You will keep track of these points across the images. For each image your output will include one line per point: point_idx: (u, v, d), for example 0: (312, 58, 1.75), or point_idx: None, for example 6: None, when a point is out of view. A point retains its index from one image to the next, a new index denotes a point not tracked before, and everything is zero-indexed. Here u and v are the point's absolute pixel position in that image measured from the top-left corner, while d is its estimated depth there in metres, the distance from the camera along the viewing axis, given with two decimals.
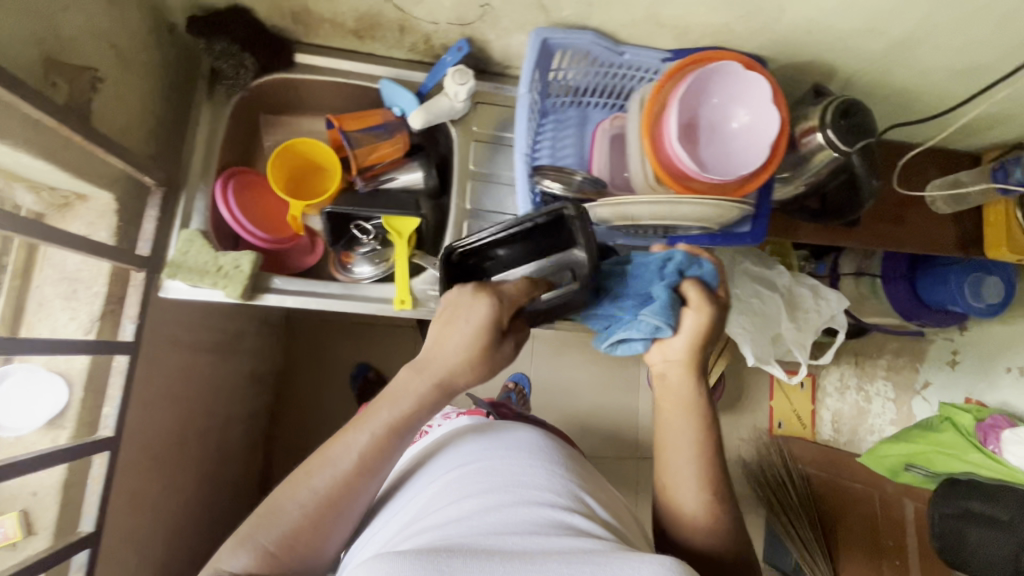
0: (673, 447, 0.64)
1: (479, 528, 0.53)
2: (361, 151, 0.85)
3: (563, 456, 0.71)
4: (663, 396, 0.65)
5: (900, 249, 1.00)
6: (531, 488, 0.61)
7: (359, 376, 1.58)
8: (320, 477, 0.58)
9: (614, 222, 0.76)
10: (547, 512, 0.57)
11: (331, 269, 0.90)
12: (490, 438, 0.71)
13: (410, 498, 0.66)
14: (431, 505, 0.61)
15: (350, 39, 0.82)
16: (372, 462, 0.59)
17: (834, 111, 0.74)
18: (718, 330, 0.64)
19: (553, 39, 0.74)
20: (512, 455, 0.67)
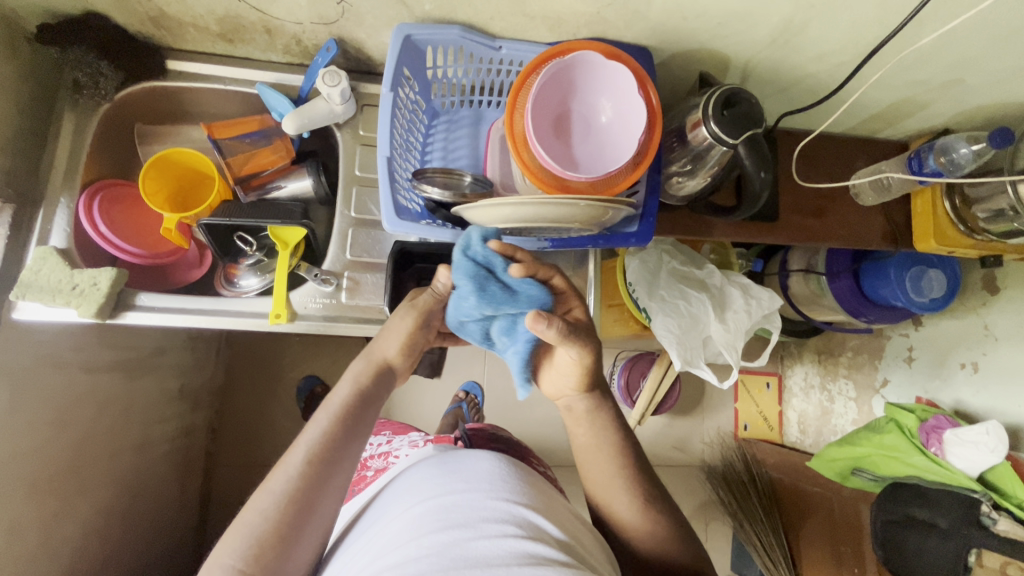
0: (599, 474, 0.71)
1: (438, 567, 0.54)
2: (234, 160, 0.84)
3: (521, 473, 0.71)
4: (574, 422, 0.71)
5: (824, 245, 0.95)
6: (493, 514, 0.61)
7: (304, 390, 1.54)
8: (275, 484, 0.58)
9: (490, 226, 0.71)
10: (517, 544, 0.57)
11: (216, 283, 0.86)
12: (449, 462, 0.71)
13: (372, 531, 0.66)
14: (393, 535, 0.62)
15: (220, 43, 0.79)
16: (327, 453, 0.60)
17: (716, 102, 0.70)
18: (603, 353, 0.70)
19: (417, 35, 0.71)
20: (471, 480, 0.67)
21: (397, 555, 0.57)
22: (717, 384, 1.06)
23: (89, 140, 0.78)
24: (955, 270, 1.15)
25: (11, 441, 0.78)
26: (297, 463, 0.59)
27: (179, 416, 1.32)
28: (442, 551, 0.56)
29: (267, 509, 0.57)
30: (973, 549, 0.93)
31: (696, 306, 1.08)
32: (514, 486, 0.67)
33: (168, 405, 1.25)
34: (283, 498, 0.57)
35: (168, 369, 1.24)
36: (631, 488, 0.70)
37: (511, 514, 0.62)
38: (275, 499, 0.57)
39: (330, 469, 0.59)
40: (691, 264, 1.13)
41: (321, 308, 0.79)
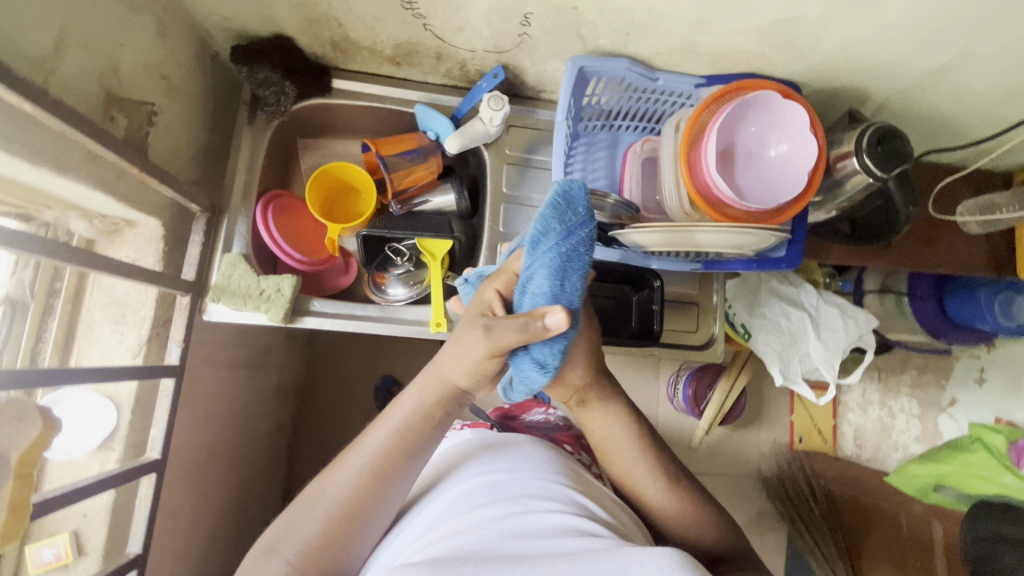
0: (620, 462, 0.74)
1: (490, 534, 0.57)
2: (396, 176, 0.87)
3: (569, 469, 0.75)
4: (589, 419, 0.75)
5: (930, 271, 1.00)
6: (543, 493, 0.64)
7: (383, 389, 1.58)
8: (335, 482, 0.65)
9: (653, 247, 0.76)
10: (559, 519, 0.59)
11: (365, 290, 0.90)
12: (505, 452, 0.75)
13: (427, 509, 0.69)
14: (447, 512, 0.65)
15: (386, 65, 0.84)
16: (386, 470, 0.65)
17: (870, 137, 0.74)
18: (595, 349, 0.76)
19: (589, 67, 0.76)
20: (523, 464, 0.71)
21: (454, 525, 0.61)
22: (814, 401, 1.10)
23: (263, 153, 0.83)
24: None
25: (177, 432, 0.83)
26: (357, 468, 0.64)
27: (275, 411, 1.37)
28: (491, 522, 0.59)
29: (328, 505, 0.63)
30: None
31: (796, 322, 1.12)
32: (565, 475, 0.71)
33: (268, 401, 1.31)
34: (341, 496, 0.63)
35: (272, 366, 1.29)
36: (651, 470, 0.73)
37: (557, 497, 0.64)
38: (335, 494, 0.64)
39: (386, 472, 0.65)
40: (788, 282, 1.15)
41: None
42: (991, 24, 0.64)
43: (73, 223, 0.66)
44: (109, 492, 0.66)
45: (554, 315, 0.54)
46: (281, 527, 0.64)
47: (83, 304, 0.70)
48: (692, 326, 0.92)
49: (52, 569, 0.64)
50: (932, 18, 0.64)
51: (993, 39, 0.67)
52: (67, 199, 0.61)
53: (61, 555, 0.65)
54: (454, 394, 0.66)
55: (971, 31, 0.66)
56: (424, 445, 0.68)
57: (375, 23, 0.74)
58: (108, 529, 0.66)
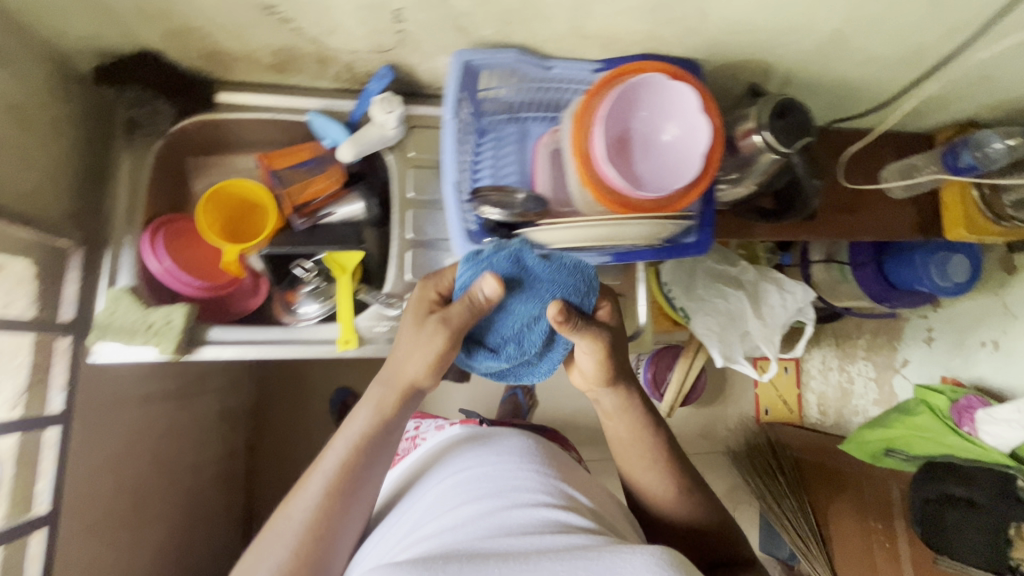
0: (631, 459, 0.78)
1: (479, 531, 0.61)
2: (292, 189, 0.84)
3: (548, 455, 0.79)
4: (606, 415, 0.78)
5: (857, 239, 0.99)
6: (525, 487, 0.68)
7: (338, 401, 1.55)
8: (299, 503, 0.64)
9: (556, 245, 0.73)
10: (542, 512, 0.64)
11: (275, 311, 0.87)
12: (484, 445, 0.79)
13: (413, 508, 0.72)
14: (429, 512, 0.69)
15: (270, 74, 0.79)
16: (361, 471, 0.66)
17: (770, 111, 0.72)
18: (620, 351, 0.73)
19: (475, 60, 0.72)
20: (504, 457, 0.74)
21: (443, 522, 0.64)
22: (758, 378, 1.10)
23: (147, 178, 0.79)
24: (976, 255, 1.17)
25: (87, 479, 0.79)
26: (320, 486, 0.64)
27: (222, 437, 1.33)
28: (474, 520, 0.62)
29: (294, 526, 0.62)
30: (1011, 525, 0.97)
31: (733, 302, 1.11)
32: (544, 464, 0.75)
33: (212, 427, 1.26)
34: (307, 514, 0.63)
35: (210, 392, 1.25)
36: (660, 469, 0.76)
37: (532, 490, 0.68)
38: (298, 514, 0.63)
39: (349, 487, 0.65)
40: (725, 261, 1.13)
41: (387, 330, 0.80)
42: None
43: None
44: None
45: (487, 283, 0.63)
46: (249, 555, 0.62)
47: None
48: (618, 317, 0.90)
49: None
50: None
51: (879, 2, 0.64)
52: None
53: None
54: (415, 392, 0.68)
55: None
56: (382, 450, 0.68)
57: (242, 31, 0.69)
58: None
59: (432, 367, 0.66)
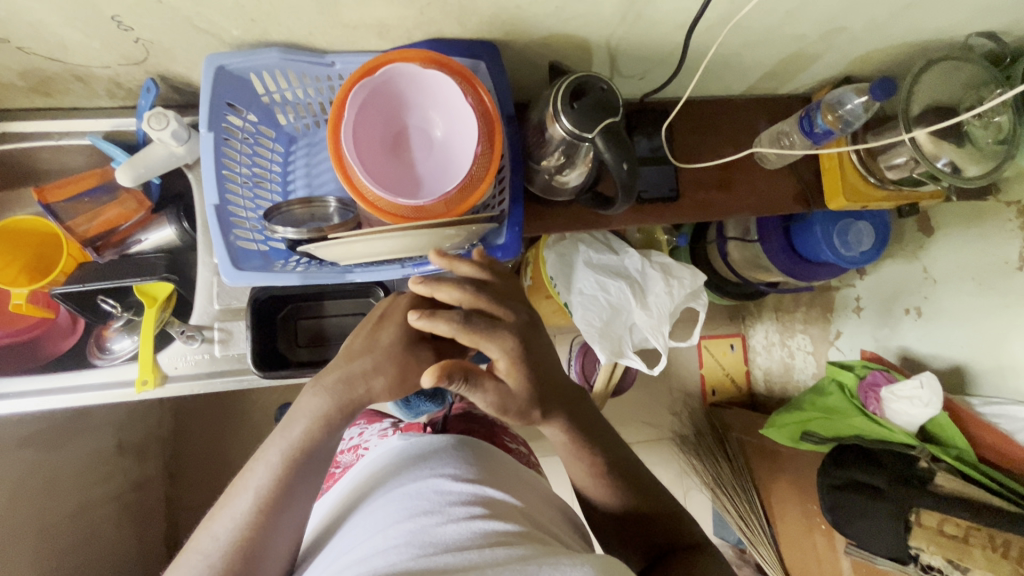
0: (577, 469, 0.68)
1: (408, 552, 0.54)
2: (77, 221, 0.76)
3: (483, 456, 0.72)
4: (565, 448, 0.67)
5: (732, 217, 0.91)
6: (458, 496, 0.61)
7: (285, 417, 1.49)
8: (221, 522, 0.56)
9: (348, 259, 0.66)
10: (480, 523, 0.57)
11: (90, 352, 0.80)
12: (415, 450, 0.71)
13: (344, 531, 0.64)
14: (360, 529, 0.61)
15: (36, 97, 0.72)
16: (283, 495, 0.57)
17: (564, 95, 0.64)
18: (537, 399, 0.60)
19: (231, 65, 0.65)
20: (438, 462, 0.67)
21: (368, 546, 0.57)
22: (646, 371, 1.04)
23: None
24: (884, 220, 1.10)
25: None
26: (247, 504, 0.56)
27: (121, 471, 1.29)
28: (413, 539, 0.56)
29: (215, 551, 0.54)
30: (911, 509, 0.90)
31: (618, 294, 1.03)
32: (478, 468, 0.68)
33: (104, 464, 1.22)
34: (230, 536, 0.55)
35: (95, 427, 1.20)
36: (582, 464, 0.67)
37: (482, 499, 0.62)
38: (218, 535, 0.55)
39: (281, 502, 0.57)
40: (607, 249, 1.07)
41: (193, 365, 0.74)
42: None
43: None
44: None
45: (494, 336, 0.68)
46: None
47: None
48: None
49: None
50: None
51: None
52: None
53: None
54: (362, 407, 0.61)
55: None
56: (325, 455, 0.61)
57: None
58: None
59: (393, 385, 0.63)
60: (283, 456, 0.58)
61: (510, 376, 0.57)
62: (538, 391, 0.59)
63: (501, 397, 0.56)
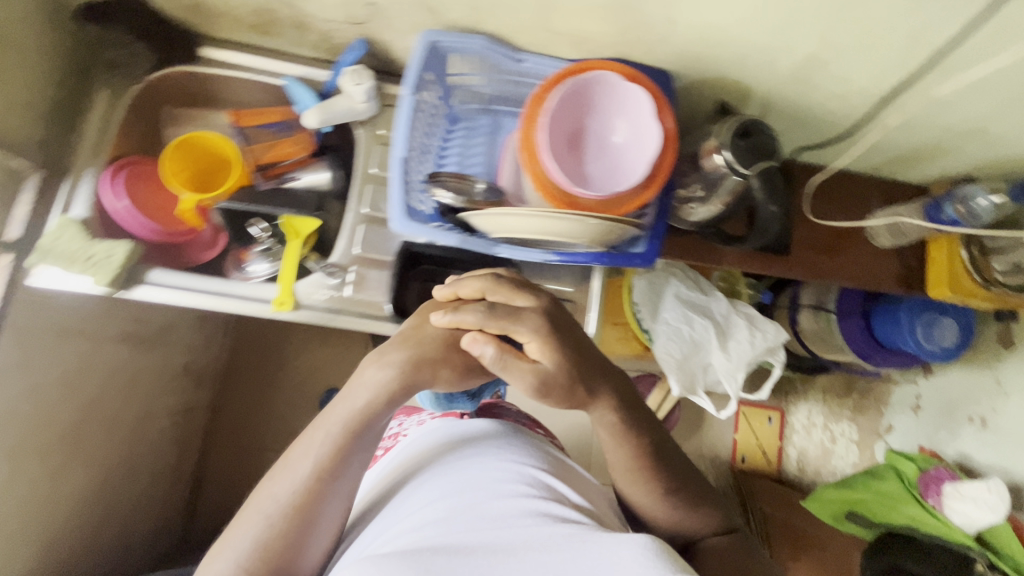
0: (622, 474, 0.70)
1: (458, 527, 0.57)
2: (258, 147, 0.86)
3: (523, 443, 0.75)
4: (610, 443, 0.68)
5: (835, 282, 0.94)
6: (505, 478, 0.64)
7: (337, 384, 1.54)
8: (282, 484, 0.61)
9: (495, 233, 0.71)
10: (525, 503, 0.60)
11: (227, 266, 0.87)
12: (461, 435, 0.75)
13: (392, 503, 0.67)
14: (409, 504, 0.64)
15: (253, 34, 0.81)
16: (336, 464, 0.62)
17: (732, 130, 0.70)
18: (579, 376, 0.64)
19: (442, 43, 0.72)
20: (483, 449, 0.71)
21: (418, 519, 0.60)
22: (714, 414, 1.06)
23: (119, 116, 0.81)
24: (968, 321, 1.11)
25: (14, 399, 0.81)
26: (306, 469, 0.61)
27: (180, 392, 1.34)
28: (461, 514, 0.59)
29: (278, 508, 0.60)
30: None
31: (699, 331, 1.07)
32: (523, 453, 0.71)
33: (170, 380, 1.28)
34: (291, 498, 0.60)
35: (174, 345, 1.27)
36: (629, 447, 0.68)
37: (532, 483, 0.65)
38: (281, 496, 0.60)
39: (338, 467, 0.62)
40: (697, 288, 1.11)
41: (325, 299, 0.80)
42: (845, 7, 0.59)
43: None
44: None
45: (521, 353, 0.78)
46: (228, 537, 0.60)
47: None
48: None
49: None
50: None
51: (851, 28, 0.62)
52: None
53: None
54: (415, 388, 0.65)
55: (823, 18, 0.61)
56: (379, 427, 0.65)
57: None
58: None
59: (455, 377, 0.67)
60: (339, 426, 0.63)
61: (546, 355, 0.63)
62: (581, 372, 0.64)
63: (538, 377, 0.62)
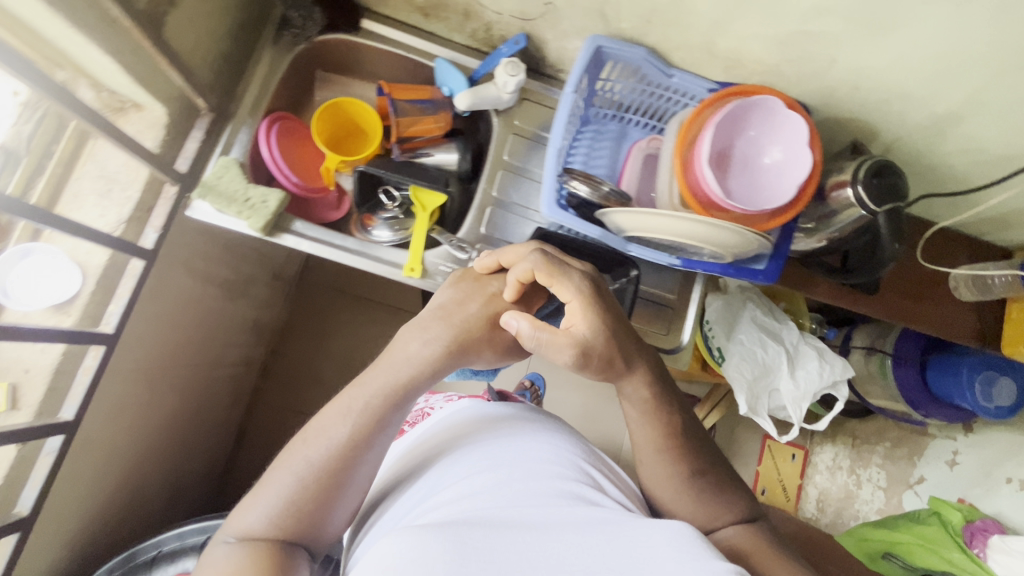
0: (643, 454, 0.73)
1: (489, 502, 0.55)
2: (404, 121, 0.88)
3: (553, 429, 0.73)
4: (636, 414, 0.72)
5: (917, 328, 0.99)
6: (533, 460, 0.63)
7: None
8: (315, 446, 0.61)
9: (631, 232, 0.75)
10: (555, 485, 0.58)
11: (351, 228, 0.91)
12: (492, 416, 0.73)
13: (422, 477, 0.65)
14: (439, 478, 0.63)
15: (416, 15, 0.86)
16: (372, 430, 0.62)
17: (867, 169, 0.74)
18: (613, 347, 0.68)
19: (607, 48, 0.77)
20: (512, 429, 0.69)
21: (450, 494, 0.58)
22: (776, 436, 1.10)
23: (281, 72, 0.85)
24: None
25: (138, 325, 0.84)
26: (341, 431, 0.61)
27: (246, 346, 1.36)
28: (491, 489, 0.57)
29: (308, 468, 0.59)
30: None
31: (772, 355, 1.11)
32: (553, 439, 0.69)
33: (241, 332, 1.30)
34: (322, 458, 0.60)
35: (252, 298, 1.29)
36: (658, 423, 0.72)
37: (564, 465, 0.63)
38: (312, 458, 0.60)
39: (373, 432, 0.62)
40: (771, 315, 1.15)
41: (449, 272, 0.84)
42: (1006, 73, 0.64)
43: (83, 90, 0.68)
44: (58, 351, 0.67)
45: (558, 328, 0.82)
46: (256, 493, 0.60)
47: (74, 171, 0.71)
48: (662, 329, 0.91)
49: None
50: (946, 57, 0.64)
51: (1003, 90, 0.66)
52: (80, 62, 0.64)
53: None
54: (458, 360, 0.70)
55: (980, 78, 0.66)
56: (414, 397, 0.67)
57: None
58: (47, 389, 0.67)
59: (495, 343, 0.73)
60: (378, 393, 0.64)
61: (581, 318, 0.67)
62: (612, 342, 0.68)
63: (574, 344, 0.66)
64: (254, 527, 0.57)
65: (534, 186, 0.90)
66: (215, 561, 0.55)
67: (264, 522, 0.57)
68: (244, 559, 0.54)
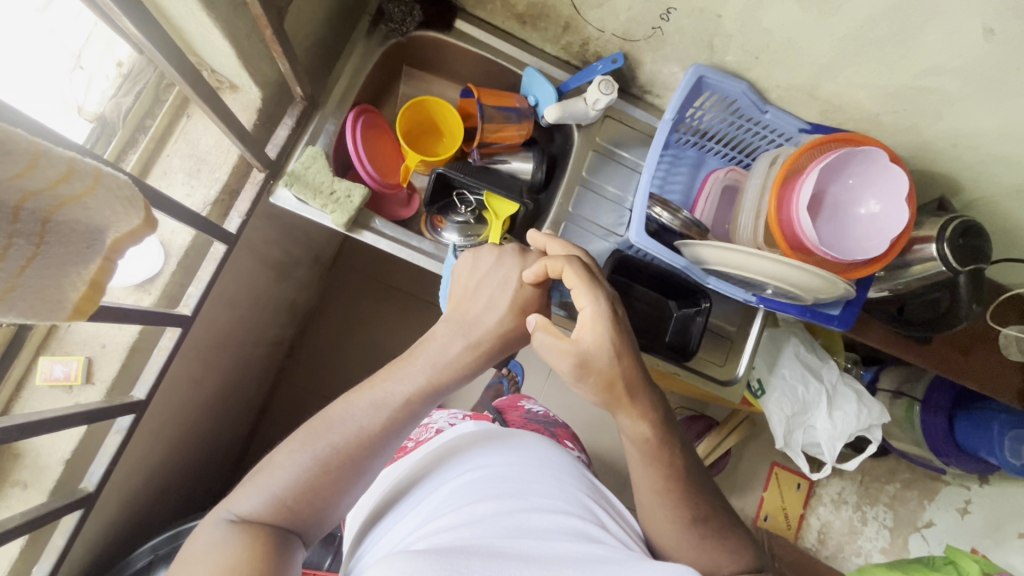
0: (645, 495, 0.64)
1: (495, 533, 0.48)
2: (489, 127, 0.86)
3: (567, 466, 0.67)
4: (640, 462, 0.63)
5: (959, 382, 0.95)
6: (544, 491, 0.57)
7: None
8: (337, 431, 0.56)
9: (712, 265, 0.75)
10: (564, 523, 0.53)
11: (421, 227, 0.90)
12: (505, 440, 0.66)
13: (422, 497, 0.58)
14: (441, 500, 0.55)
15: (513, 21, 0.85)
16: (397, 422, 0.58)
17: (955, 228, 0.75)
18: (628, 375, 0.59)
19: (708, 78, 0.76)
20: (525, 456, 0.63)
21: (450, 518, 0.51)
22: (807, 472, 1.11)
23: (370, 65, 0.84)
24: None
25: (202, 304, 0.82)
26: (370, 420, 0.57)
27: (280, 327, 1.35)
28: (498, 516, 0.51)
29: (320, 452, 0.54)
30: None
31: (811, 393, 1.11)
32: (566, 475, 0.63)
33: (280, 314, 1.29)
34: (339, 445, 0.55)
35: (294, 280, 1.28)
36: (660, 464, 0.63)
37: (565, 500, 0.57)
38: (333, 441, 0.55)
39: (402, 425, 0.58)
40: (814, 353, 1.15)
41: None
42: None
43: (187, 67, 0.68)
44: (135, 331, 0.66)
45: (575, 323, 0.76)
46: (260, 469, 0.54)
47: (165, 147, 0.70)
48: (718, 359, 0.91)
49: (59, 386, 0.64)
50: None
51: None
52: (194, 42, 0.63)
53: (71, 376, 0.64)
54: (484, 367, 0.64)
55: None
56: (443, 399, 0.62)
57: None
58: (122, 366, 0.66)
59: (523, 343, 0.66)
60: (416, 388, 0.59)
61: (592, 329, 0.58)
62: (624, 369, 0.58)
63: (576, 357, 0.58)
64: (248, 509, 0.51)
65: (608, 205, 0.89)
66: (201, 532, 0.49)
67: (264, 503, 0.51)
68: (235, 539, 0.48)
